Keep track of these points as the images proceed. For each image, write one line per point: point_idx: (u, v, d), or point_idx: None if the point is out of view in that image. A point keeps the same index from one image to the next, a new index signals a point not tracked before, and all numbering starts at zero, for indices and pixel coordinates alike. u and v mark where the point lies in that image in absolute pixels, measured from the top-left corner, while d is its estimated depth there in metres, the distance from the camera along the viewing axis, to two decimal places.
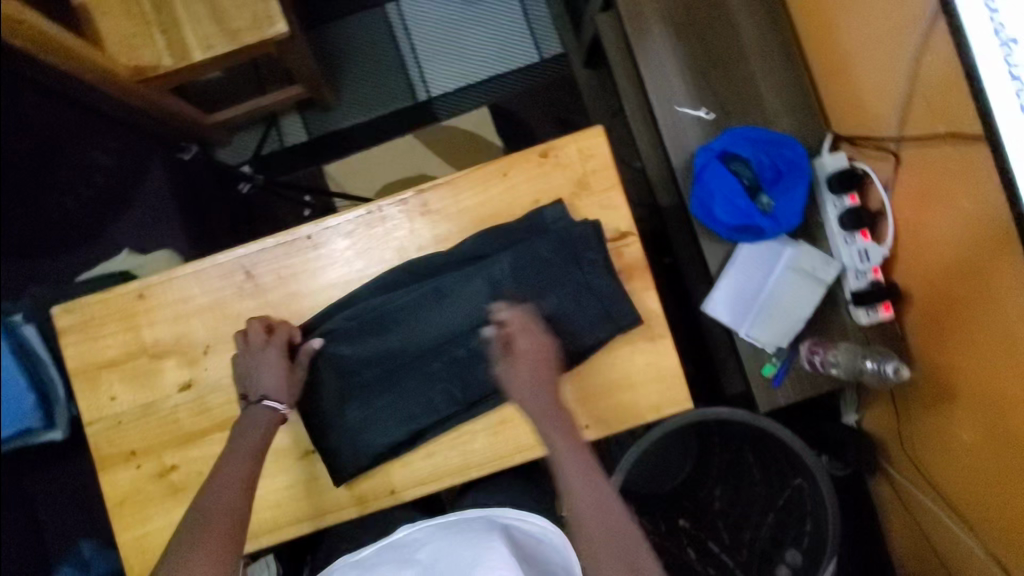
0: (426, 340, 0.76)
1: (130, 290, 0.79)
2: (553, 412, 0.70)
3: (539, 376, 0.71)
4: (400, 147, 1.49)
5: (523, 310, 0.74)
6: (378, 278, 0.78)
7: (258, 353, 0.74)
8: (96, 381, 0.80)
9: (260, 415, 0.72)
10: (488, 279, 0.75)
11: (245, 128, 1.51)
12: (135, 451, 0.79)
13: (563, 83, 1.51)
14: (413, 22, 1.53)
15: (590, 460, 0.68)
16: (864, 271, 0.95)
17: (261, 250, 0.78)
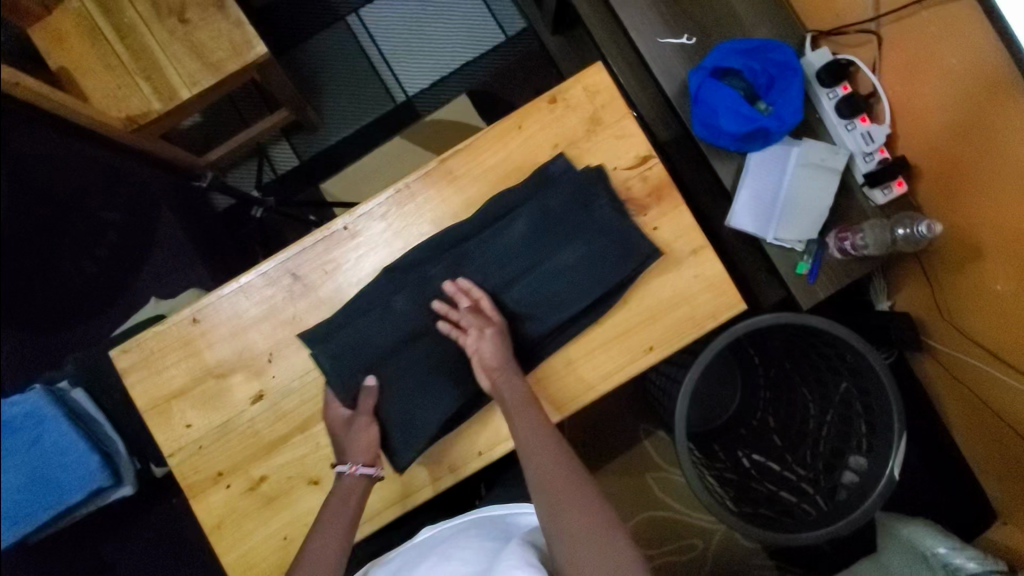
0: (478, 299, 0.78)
1: (183, 317, 0.79)
2: (525, 405, 0.73)
3: (503, 352, 0.74)
4: (390, 151, 1.53)
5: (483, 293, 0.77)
6: (419, 252, 0.79)
7: (332, 421, 0.76)
8: (168, 413, 0.79)
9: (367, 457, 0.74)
10: (525, 227, 0.77)
11: (238, 164, 1.52)
12: (221, 471, 0.79)
13: (532, 55, 1.55)
14: (376, 28, 1.55)
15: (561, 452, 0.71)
16: (871, 153, 0.98)
17: (302, 250, 0.80)
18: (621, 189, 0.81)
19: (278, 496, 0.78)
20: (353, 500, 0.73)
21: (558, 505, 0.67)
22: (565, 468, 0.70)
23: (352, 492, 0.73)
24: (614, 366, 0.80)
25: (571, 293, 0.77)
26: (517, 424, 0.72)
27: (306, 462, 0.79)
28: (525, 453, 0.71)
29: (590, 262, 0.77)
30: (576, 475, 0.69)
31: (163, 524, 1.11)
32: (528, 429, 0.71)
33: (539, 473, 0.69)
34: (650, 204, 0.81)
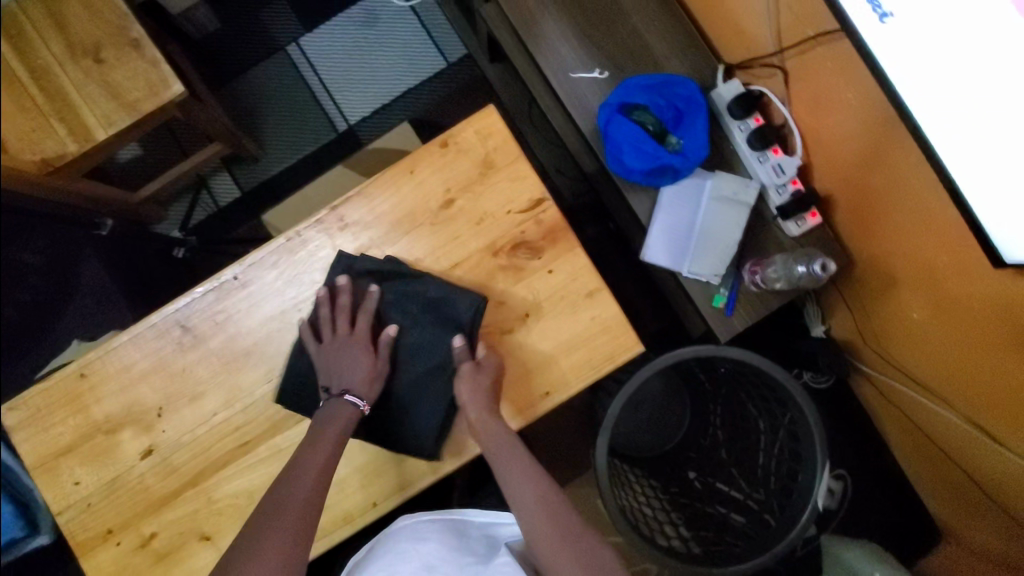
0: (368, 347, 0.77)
1: (70, 372, 0.78)
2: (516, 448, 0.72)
3: (486, 397, 0.74)
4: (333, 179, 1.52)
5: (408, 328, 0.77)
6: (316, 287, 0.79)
7: (338, 349, 0.74)
8: (57, 471, 0.77)
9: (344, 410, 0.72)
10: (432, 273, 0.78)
11: (176, 198, 1.51)
12: (111, 528, 0.77)
13: (474, 82, 1.55)
14: (316, 57, 1.55)
15: (543, 490, 0.70)
16: (783, 185, 0.98)
17: (192, 301, 0.79)
18: (514, 232, 0.80)
19: (169, 553, 0.77)
20: (343, 432, 0.71)
21: (545, 550, 0.66)
22: (554, 511, 0.68)
23: (343, 423, 0.71)
24: (512, 412, 0.79)
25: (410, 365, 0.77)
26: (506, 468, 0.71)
27: (198, 518, 0.77)
28: (517, 503, 0.69)
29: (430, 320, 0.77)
30: (568, 516, 0.68)
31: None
32: (517, 473, 0.71)
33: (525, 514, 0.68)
34: (544, 246, 0.80)
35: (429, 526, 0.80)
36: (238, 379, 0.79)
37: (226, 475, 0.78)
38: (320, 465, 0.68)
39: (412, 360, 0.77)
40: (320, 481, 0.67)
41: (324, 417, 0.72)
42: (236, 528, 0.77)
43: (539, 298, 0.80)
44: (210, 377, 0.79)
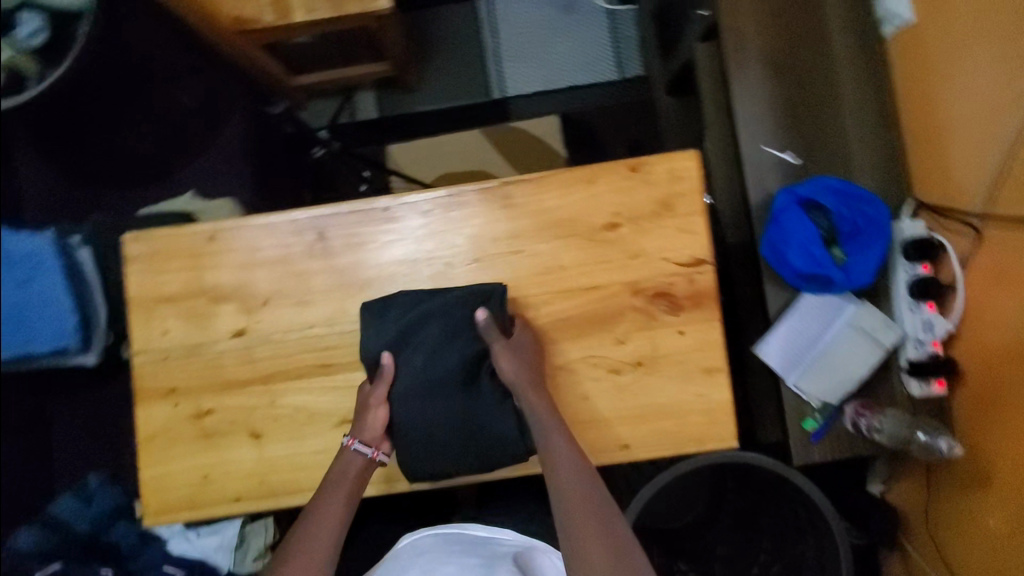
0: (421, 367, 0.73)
1: (200, 231, 0.79)
2: (559, 426, 0.69)
3: (528, 373, 0.72)
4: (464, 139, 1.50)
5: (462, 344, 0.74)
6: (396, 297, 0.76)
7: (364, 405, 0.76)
8: (151, 314, 0.78)
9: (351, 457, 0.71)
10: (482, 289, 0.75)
11: (325, 95, 1.53)
12: (175, 389, 0.77)
13: (640, 106, 1.52)
14: (503, 21, 1.54)
15: (585, 474, 0.66)
16: (925, 342, 0.92)
17: (336, 214, 0.79)
18: (662, 281, 0.77)
19: (217, 435, 0.77)
20: (356, 482, 0.70)
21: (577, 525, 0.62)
22: (588, 498, 0.64)
23: (359, 473, 0.71)
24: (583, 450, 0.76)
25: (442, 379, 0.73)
26: (548, 444, 0.68)
27: (255, 414, 0.77)
28: (552, 477, 0.66)
29: (467, 302, 0.74)
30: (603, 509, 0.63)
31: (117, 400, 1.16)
32: (564, 448, 0.67)
33: (559, 496, 0.65)
34: (684, 305, 0.77)
35: (428, 540, 0.80)
36: (348, 303, 0.78)
37: (299, 387, 0.77)
38: (339, 508, 0.68)
39: (439, 379, 0.73)
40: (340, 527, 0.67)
41: (338, 464, 0.72)
42: (287, 439, 0.77)
43: (657, 354, 0.76)
44: (324, 290, 0.78)
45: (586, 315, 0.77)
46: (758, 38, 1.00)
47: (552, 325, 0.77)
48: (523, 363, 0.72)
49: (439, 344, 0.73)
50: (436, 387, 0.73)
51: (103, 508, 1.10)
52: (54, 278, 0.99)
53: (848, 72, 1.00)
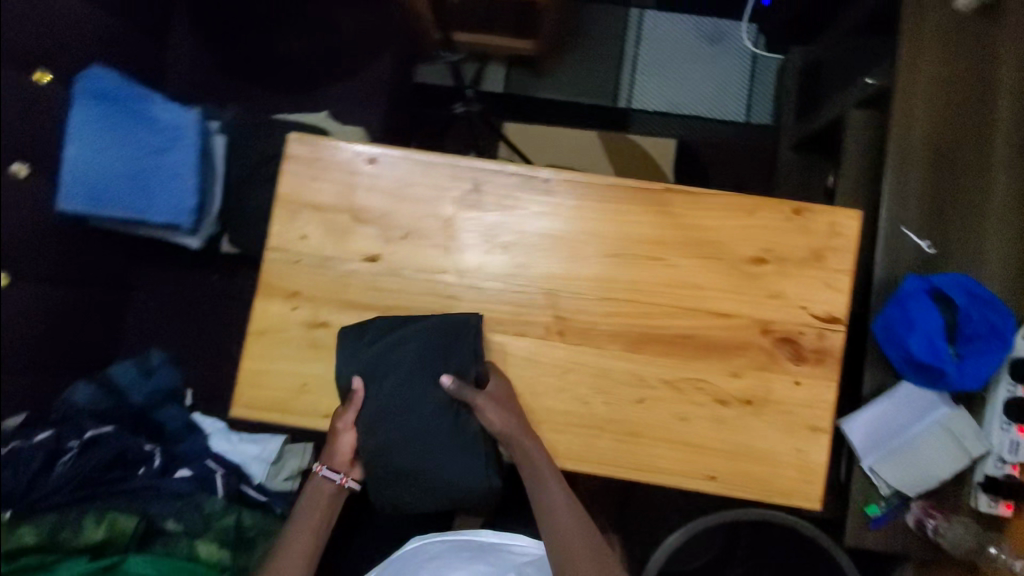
0: (395, 400, 0.74)
1: (363, 151, 0.80)
2: (551, 472, 0.72)
3: (513, 423, 0.72)
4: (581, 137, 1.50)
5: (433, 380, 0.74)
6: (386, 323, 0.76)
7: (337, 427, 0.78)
8: (295, 215, 0.79)
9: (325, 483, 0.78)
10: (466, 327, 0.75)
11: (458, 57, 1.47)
12: (298, 292, 0.79)
13: (763, 153, 1.49)
14: (649, 34, 1.53)
15: (579, 520, 0.70)
16: (1006, 463, 0.88)
17: (497, 171, 0.79)
18: (794, 328, 0.76)
19: (324, 348, 0.78)
20: (329, 507, 0.78)
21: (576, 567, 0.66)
22: (585, 543, 0.68)
23: (327, 501, 0.78)
24: (668, 469, 0.74)
25: (410, 415, 0.74)
26: (538, 488, 0.71)
27: None
28: (546, 520, 0.70)
29: (445, 338, 0.75)
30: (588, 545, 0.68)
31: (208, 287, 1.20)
32: (558, 493, 0.70)
33: (554, 536, 0.68)
34: (808, 357, 0.76)
35: (441, 546, 0.75)
36: (482, 259, 0.78)
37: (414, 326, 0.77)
38: (311, 531, 0.76)
39: (412, 413, 0.74)
40: (314, 543, 0.76)
41: (312, 484, 0.78)
42: None
43: (768, 397, 0.75)
44: (463, 240, 0.78)
45: (712, 339, 0.75)
46: (925, 122, 1.00)
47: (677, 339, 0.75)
48: (502, 413, 0.72)
49: (417, 375, 0.74)
50: (409, 419, 0.74)
51: (158, 387, 1.11)
52: (190, 153, 1.02)
53: (1006, 180, 0.95)
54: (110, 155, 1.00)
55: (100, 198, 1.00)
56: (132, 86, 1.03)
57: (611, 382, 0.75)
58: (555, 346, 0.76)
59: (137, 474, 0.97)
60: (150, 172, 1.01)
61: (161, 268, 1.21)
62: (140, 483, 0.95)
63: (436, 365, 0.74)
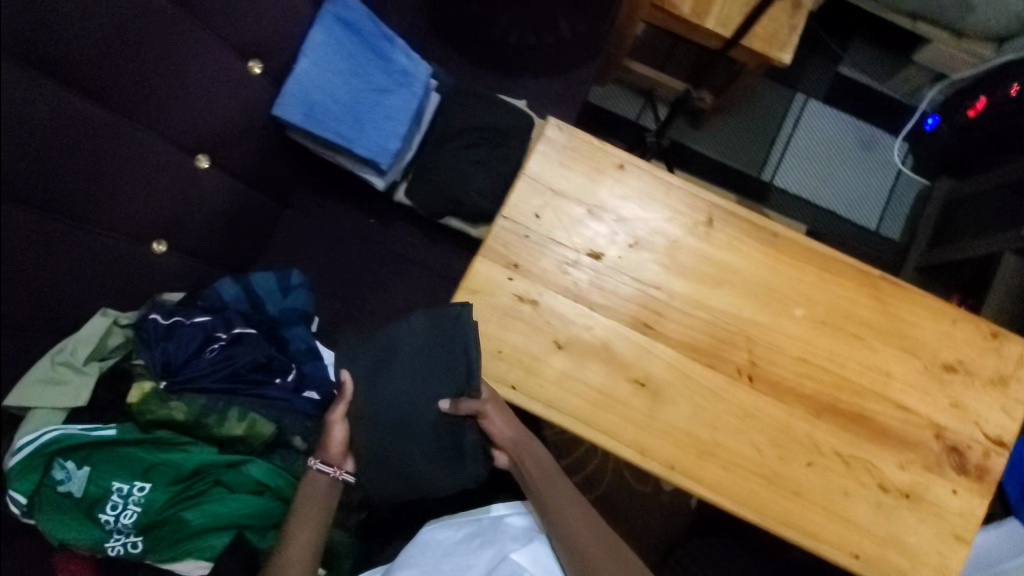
0: (391, 396, 0.80)
1: (613, 156, 0.84)
2: (549, 469, 0.85)
3: (512, 426, 0.82)
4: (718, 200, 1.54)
5: (425, 378, 0.80)
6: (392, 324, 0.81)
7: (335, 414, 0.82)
8: (535, 193, 0.83)
9: (320, 481, 0.81)
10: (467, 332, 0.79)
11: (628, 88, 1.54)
12: (517, 265, 0.82)
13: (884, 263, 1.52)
14: (808, 120, 1.56)
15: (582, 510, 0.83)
16: None
17: (733, 212, 0.83)
18: (962, 438, 0.80)
19: (528, 323, 0.81)
20: (326, 496, 0.82)
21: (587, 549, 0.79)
22: (593, 534, 0.81)
23: (325, 493, 0.82)
24: (820, 535, 0.77)
25: (400, 409, 0.80)
26: (542, 486, 0.83)
27: (567, 327, 0.81)
28: (554, 514, 0.81)
29: (436, 334, 0.80)
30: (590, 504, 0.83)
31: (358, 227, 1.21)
32: (561, 488, 0.84)
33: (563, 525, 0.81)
34: (970, 471, 0.80)
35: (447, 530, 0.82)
36: (697, 289, 0.82)
37: (617, 329, 0.81)
38: (313, 528, 0.78)
39: (405, 409, 0.80)
40: (315, 532, 0.78)
41: (304, 488, 0.81)
42: (580, 365, 0.80)
43: (925, 496, 0.79)
44: (684, 264, 0.82)
45: (886, 425, 0.80)
46: None
47: (856, 416, 0.80)
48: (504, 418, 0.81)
49: (416, 373, 0.80)
50: (400, 414, 0.80)
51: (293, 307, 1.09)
52: (409, 102, 1.07)
53: None
54: (338, 80, 1.03)
55: (313, 112, 1.02)
56: (375, 23, 1.08)
57: (787, 438, 0.79)
58: (742, 389, 0.80)
59: (274, 383, 0.99)
60: (367, 105, 1.05)
61: (317, 195, 1.22)
62: (276, 393, 0.98)
63: (428, 362, 0.80)
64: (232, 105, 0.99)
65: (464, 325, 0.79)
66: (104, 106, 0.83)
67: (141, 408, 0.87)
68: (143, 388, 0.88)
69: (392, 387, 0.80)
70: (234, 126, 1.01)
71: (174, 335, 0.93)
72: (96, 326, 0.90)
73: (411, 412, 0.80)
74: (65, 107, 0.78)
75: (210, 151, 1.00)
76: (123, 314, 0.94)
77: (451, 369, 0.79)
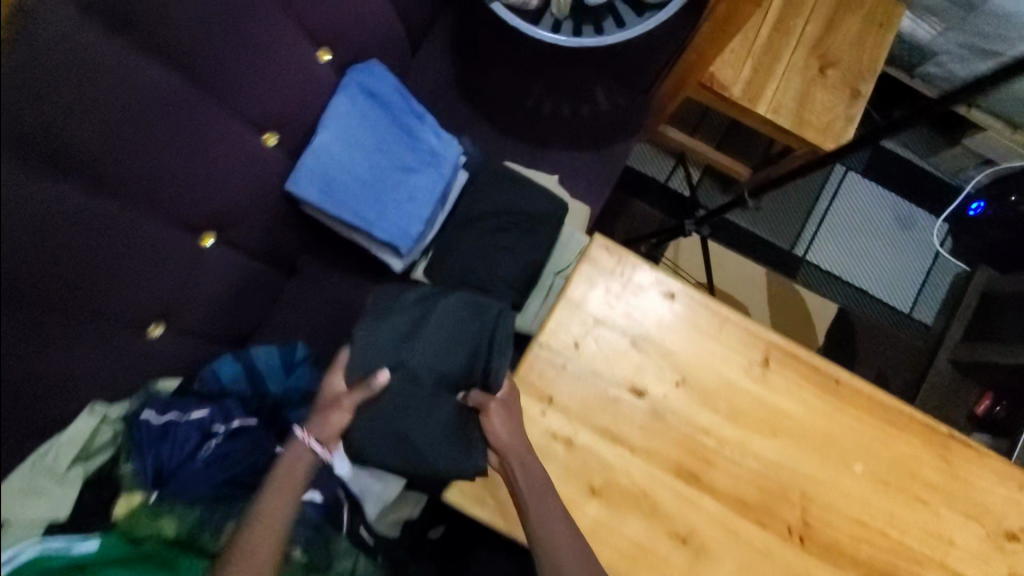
0: (410, 362, 0.75)
1: (664, 283, 0.77)
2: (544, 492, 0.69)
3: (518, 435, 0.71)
4: (750, 275, 1.44)
5: (449, 354, 0.77)
6: (420, 297, 0.81)
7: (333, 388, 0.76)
8: (573, 319, 0.76)
9: (297, 449, 0.75)
10: (496, 322, 0.80)
11: (660, 150, 1.45)
12: (552, 399, 0.75)
13: (914, 351, 1.46)
14: (845, 194, 1.49)
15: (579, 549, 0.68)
16: None
17: (791, 353, 0.76)
18: None
19: (562, 465, 0.73)
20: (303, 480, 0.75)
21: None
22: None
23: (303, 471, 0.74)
24: None
25: (416, 377, 0.75)
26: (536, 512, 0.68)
27: (603, 472, 0.74)
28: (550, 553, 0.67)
29: (468, 319, 0.79)
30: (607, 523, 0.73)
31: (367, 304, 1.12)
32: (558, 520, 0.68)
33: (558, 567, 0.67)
34: None
35: None
36: (747, 436, 0.75)
37: (658, 478, 0.74)
38: (278, 518, 0.71)
39: (422, 378, 0.75)
40: (279, 525, 0.71)
41: (281, 462, 0.75)
42: (616, 516, 0.73)
43: None
44: (735, 408, 0.75)
45: None
46: None
47: None
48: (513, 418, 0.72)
49: (440, 346, 0.77)
50: (416, 383, 0.74)
51: (295, 389, 1.02)
52: (436, 183, 0.99)
53: None
54: (360, 156, 0.95)
55: (332, 190, 0.94)
56: (403, 95, 1.00)
57: None
58: (793, 552, 0.73)
59: None
60: (390, 184, 0.97)
61: (325, 264, 1.13)
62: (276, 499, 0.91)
63: (455, 342, 0.78)
64: (245, 181, 0.91)
65: (491, 311, 0.80)
66: (111, 197, 0.73)
67: (127, 526, 0.81)
68: (132, 502, 0.82)
69: (412, 352, 0.75)
70: (246, 201, 0.93)
71: (168, 437, 0.86)
72: (84, 426, 0.80)
73: (427, 382, 0.75)
74: (72, 204, 0.68)
75: (217, 228, 0.92)
76: (112, 408, 0.84)
77: (474, 355, 0.78)
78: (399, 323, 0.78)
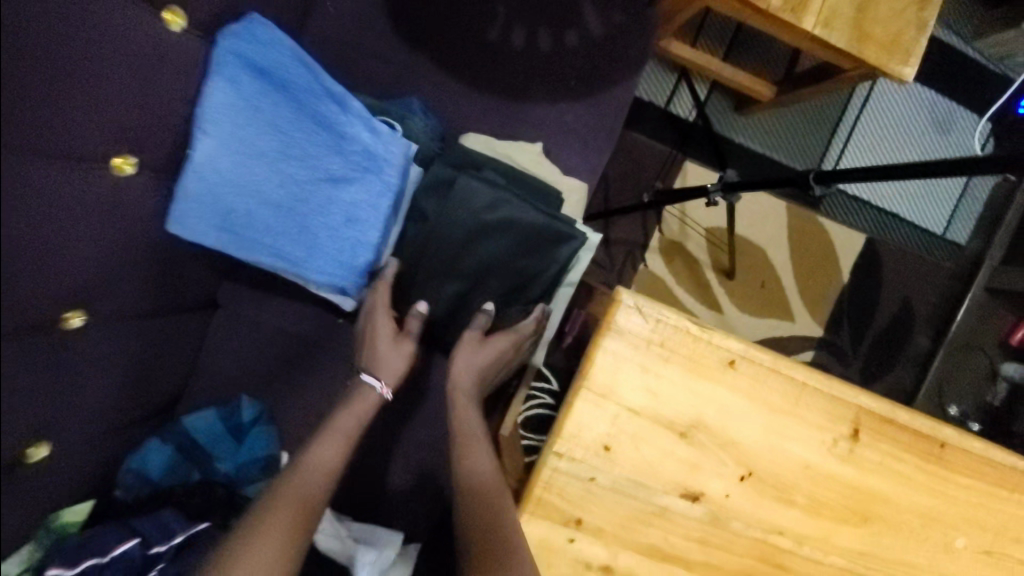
0: (478, 247, 0.76)
1: (721, 349, 0.56)
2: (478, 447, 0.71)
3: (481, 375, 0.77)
4: (769, 212, 1.24)
5: (516, 256, 0.77)
6: (497, 194, 0.75)
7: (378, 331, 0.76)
8: (601, 415, 0.55)
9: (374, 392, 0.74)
10: (568, 249, 0.77)
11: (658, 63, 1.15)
12: (581, 521, 0.57)
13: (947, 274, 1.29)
14: (878, 97, 1.22)
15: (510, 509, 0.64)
16: None
17: (889, 418, 0.58)
18: None
19: None
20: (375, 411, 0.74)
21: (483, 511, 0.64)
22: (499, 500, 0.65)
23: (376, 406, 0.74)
24: None
25: (484, 260, 0.77)
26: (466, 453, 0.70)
27: None
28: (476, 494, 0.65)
29: (540, 244, 0.77)
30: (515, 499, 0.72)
31: (319, 328, 0.89)
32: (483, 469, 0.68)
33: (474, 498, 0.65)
34: None
35: None
36: (831, 529, 0.59)
37: None
38: (325, 466, 0.67)
39: (487, 262, 0.77)
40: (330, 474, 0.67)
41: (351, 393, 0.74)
42: None
43: None
44: (819, 499, 0.58)
45: None
46: None
47: None
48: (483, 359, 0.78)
49: (510, 249, 0.77)
50: (470, 265, 0.77)
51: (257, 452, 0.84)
52: (381, 198, 0.74)
53: None
54: (266, 172, 0.68)
55: (235, 229, 0.68)
56: (312, 71, 0.71)
57: None
58: None
59: None
60: (317, 203, 0.71)
61: (256, 286, 0.88)
62: None
63: (523, 248, 0.77)
64: (109, 234, 0.62)
65: (569, 233, 0.77)
66: None
67: None
68: None
69: (481, 236, 0.76)
70: (118, 261, 0.65)
71: None
72: None
73: (487, 267, 0.78)
74: None
75: (87, 303, 0.64)
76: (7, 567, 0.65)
77: (535, 273, 0.79)
78: (469, 207, 0.74)
